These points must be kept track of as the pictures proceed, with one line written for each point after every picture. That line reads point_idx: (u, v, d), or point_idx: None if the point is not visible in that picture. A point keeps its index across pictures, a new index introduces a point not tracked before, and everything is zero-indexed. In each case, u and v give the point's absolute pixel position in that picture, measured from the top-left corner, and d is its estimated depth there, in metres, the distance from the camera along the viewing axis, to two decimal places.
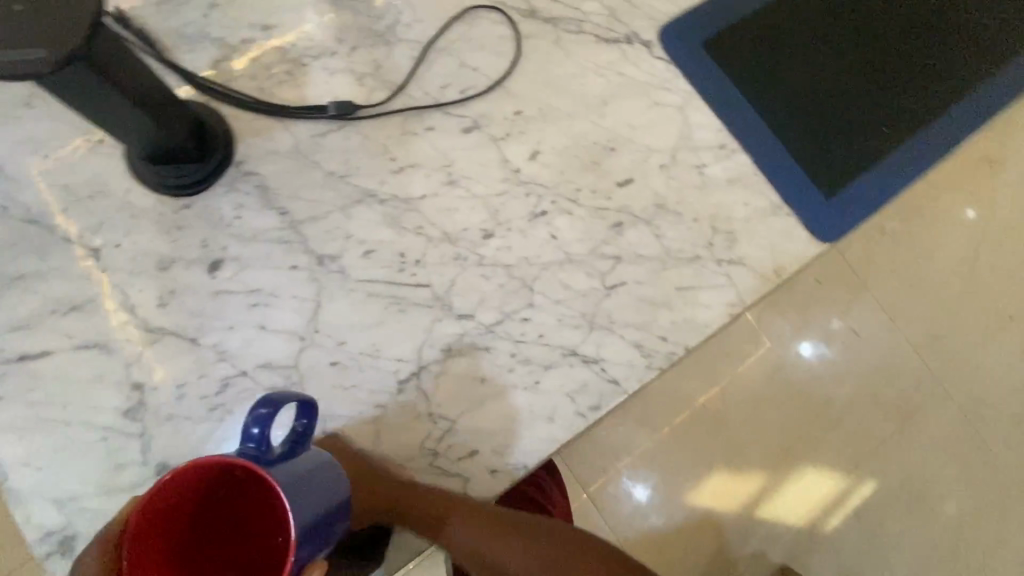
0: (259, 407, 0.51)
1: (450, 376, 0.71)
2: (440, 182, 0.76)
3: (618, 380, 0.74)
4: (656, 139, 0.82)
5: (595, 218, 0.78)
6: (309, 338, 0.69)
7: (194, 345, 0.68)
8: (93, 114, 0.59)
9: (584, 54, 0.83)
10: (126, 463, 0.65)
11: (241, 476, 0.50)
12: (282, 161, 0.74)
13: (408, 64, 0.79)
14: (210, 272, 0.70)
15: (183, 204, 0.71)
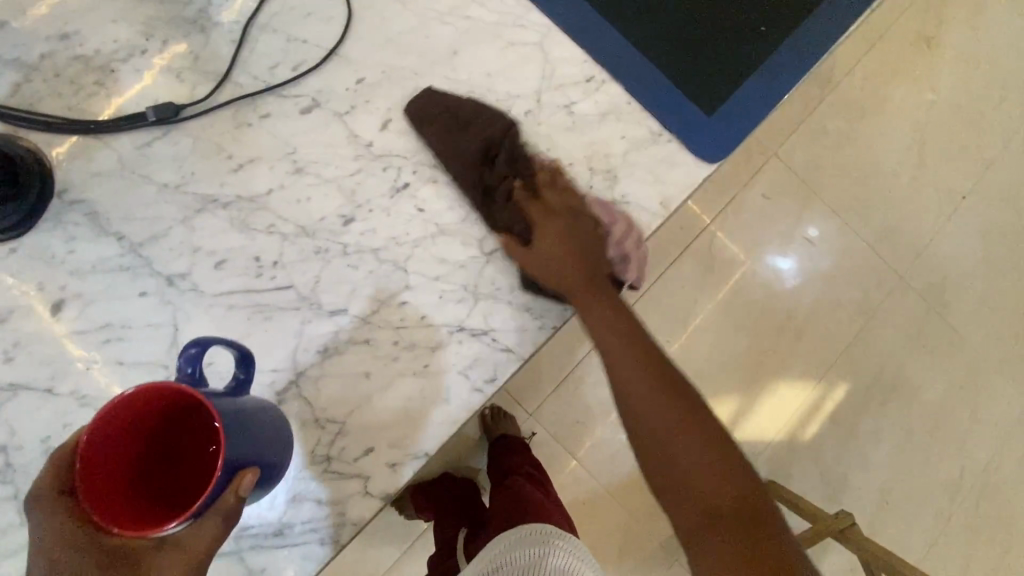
0: (191, 348, 0.51)
1: (331, 377, 0.67)
2: (286, 172, 0.71)
3: (511, 347, 0.70)
4: (516, 83, 0.76)
5: (462, 181, 0.73)
6: (174, 365, 0.66)
7: (52, 394, 0.64)
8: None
9: (424, 3, 0.76)
10: (4, 528, 0.62)
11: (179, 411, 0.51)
12: (108, 182, 0.68)
13: (230, 50, 0.72)
14: (54, 314, 0.65)
15: (8, 248, 0.66)
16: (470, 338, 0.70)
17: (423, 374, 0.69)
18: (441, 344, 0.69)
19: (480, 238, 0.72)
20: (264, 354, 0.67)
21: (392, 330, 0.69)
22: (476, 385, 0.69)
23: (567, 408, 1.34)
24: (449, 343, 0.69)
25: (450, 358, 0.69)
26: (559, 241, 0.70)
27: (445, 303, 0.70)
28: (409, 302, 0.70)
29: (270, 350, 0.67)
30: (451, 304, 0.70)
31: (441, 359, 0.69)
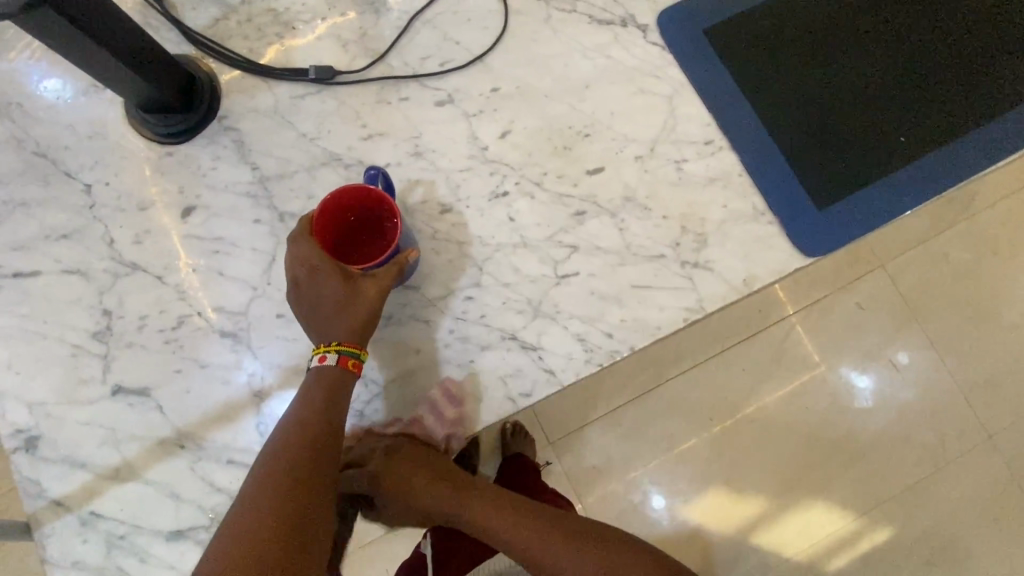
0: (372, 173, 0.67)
1: (386, 343, 0.72)
2: (405, 153, 0.77)
3: (554, 370, 0.72)
4: (636, 129, 0.78)
5: (557, 204, 0.76)
6: (261, 289, 0.73)
7: (160, 281, 0.73)
8: (79, 64, 0.64)
9: (573, 35, 0.81)
10: (88, 379, 0.71)
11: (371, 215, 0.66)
12: (260, 120, 0.77)
13: (393, 34, 0.80)
14: (183, 216, 0.75)
15: (167, 151, 0.76)
16: (519, 349, 0.72)
17: (466, 367, 0.72)
18: (491, 345, 0.72)
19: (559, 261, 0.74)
20: None
21: (451, 319, 0.73)
22: (510, 395, 0.71)
23: (589, 451, 1.33)
24: (498, 347, 0.72)
25: (494, 362, 0.72)
26: (424, 452, 0.74)
27: (507, 311, 0.73)
28: (474, 298, 0.73)
29: None
30: (512, 312, 0.73)
31: (487, 360, 0.72)
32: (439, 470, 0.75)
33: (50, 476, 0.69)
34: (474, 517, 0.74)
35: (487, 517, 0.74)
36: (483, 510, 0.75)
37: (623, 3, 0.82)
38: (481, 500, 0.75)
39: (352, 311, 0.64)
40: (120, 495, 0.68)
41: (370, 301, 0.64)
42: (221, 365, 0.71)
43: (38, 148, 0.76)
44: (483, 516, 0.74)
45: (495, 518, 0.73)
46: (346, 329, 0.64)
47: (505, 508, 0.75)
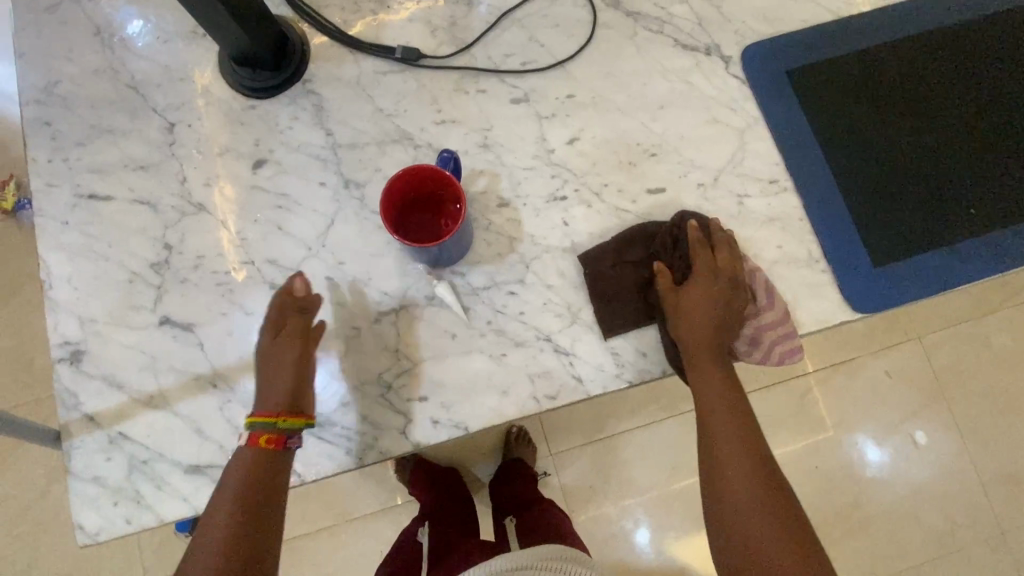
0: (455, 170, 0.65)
1: (424, 323, 0.74)
2: (474, 143, 0.79)
3: (583, 379, 0.72)
4: (702, 156, 0.78)
5: (613, 216, 0.76)
6: (315, 250, 0.75)
7: (222, 225, 0.76)
8: (192, 10, 0.67)
9: (656, 56, 0.82)
10: (140, 306, 0.73)
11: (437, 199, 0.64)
12: (341, 89, 0.80)
13: (481, 27, 0.82)
14: (254, 167, 0.78)
15: (250, 104, 0.80)
16: (552, 352, 0.73)
17: (497, 360, 0.72)
18: (524, 343, 0.73)
19: (609, 251, 0.74)
20: (383, 277, 0.75)
21: (490, 310, 0.74)
22: (535, 394, 0.72)
23: (592, 468, 1.32)
24: (531, 345, 0.73)
25: (525, 359, 0.72)
26: (716, 282, 0.70)
27: (545, 312, 0.74)
28: (516, 294, 0.74)
29: (390, 276, 0.75)
30: (551, 314, 0.74)
31: (518, 356, 0.72)
32: (703, 308, 0.69)
33: (88, 391, 0.71)
34: (685, 327, 0.69)
35: (691, 332, 0.69)
36: (694, 316, 0.69)
37: (710, 32, 0.83)
38: (703, 311, 0.69)
39: (275, 380, 0.67)
40: (149, 421, 0.71)
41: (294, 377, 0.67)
42: (263, 315, 0.73)
43: (131, 81, 0.80)
44: (693, 317, 0.69)
45: (707, 328, 0.69)
46: (264, 398, 0.67)
47: (713, 350, 0.69)
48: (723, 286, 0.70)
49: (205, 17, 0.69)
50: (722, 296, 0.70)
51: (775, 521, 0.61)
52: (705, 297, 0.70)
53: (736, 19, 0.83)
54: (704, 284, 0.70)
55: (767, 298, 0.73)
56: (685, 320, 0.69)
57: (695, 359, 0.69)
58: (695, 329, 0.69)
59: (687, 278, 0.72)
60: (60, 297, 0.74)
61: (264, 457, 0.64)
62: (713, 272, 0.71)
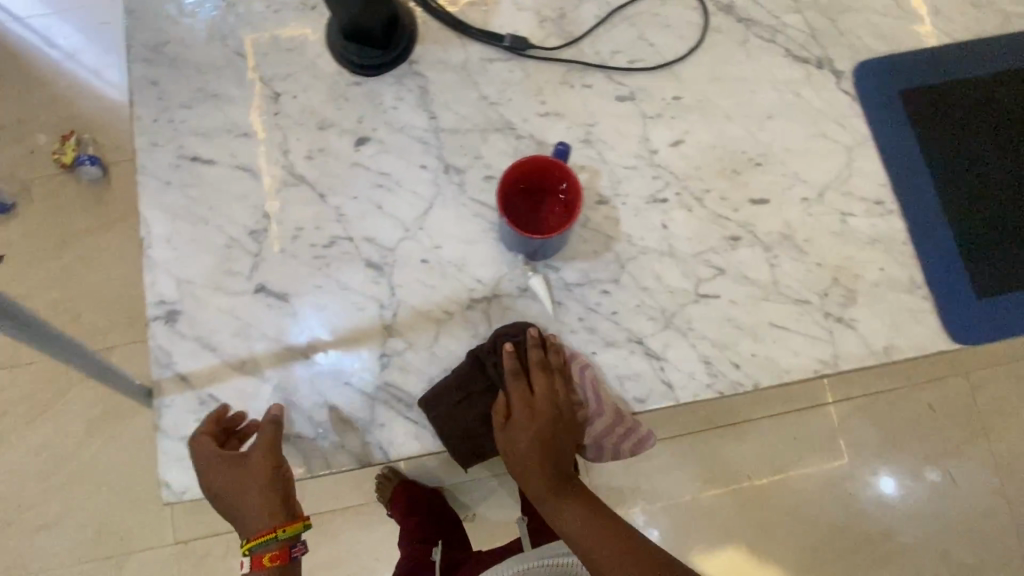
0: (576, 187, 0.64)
1: (515, 314, 0.73)
2: (577, 137, 0.78)
3: (673, 385, 0.71)
4: (808, 171, 0.77)
5: (713, 224, 0.75)
6: (412, 232, 0.75)
7: (321, 199, 0.76)
8: None
9: (766, 65, 0.80)
10: (237, 272, 0.74)
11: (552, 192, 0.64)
12: (447, 72, 0.80)
13: (591, 21, 0.81)
14: (357, 144, 0.78)
15: (355, 81, 0.79)
16: (643, 355, 0.72)
17: (587, 358, 0.72)
18: (616, 344, 0.72)
19: (454, 386, 0.70)
20: (477, 264, 0.74)
21: (583, 307, 0.73)
22: (624, 396, 0.71)
23: None
24: (622, 347, 0.72)
25: (615, 360, 0.72)
26: (533, 415, 0.68)
27: (639, 314, 0.73)
28: (610, 294, 0.73)
29: (484, 264, 0.74)
30: (644, 317, 0.73)
31: (609, 356, 0.72)
32: (540, 438, 0.68)
33: (182, 352, 0.72)
34: (516, 457, 0.69)
35: (530, 465, 0.69)
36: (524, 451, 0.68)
37: (823, 45, 0.81)
38: (525, 439, 0.68)
39: (253, 504, 0.66)
40: (240, 387, 0.71)
41: (264, 493, 0.67)
42: (358, 292, 0.74)
43: (239, 48, 0.80)
44: (517, 449, 0.68)
45: (534, 459, 0.68)
46: (251, 520, 0.67)
47: (543, 468, 0.68)
48: (546, 409, 0.68)
49: None
50: (546, 417, 0.68)
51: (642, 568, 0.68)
52: (525, 433, 0.68)
53: (850, 33, 0.82)
54: (524, 415, 0.68)
55: (596, 403, 0.70)
56: (514, 449, 0.68)
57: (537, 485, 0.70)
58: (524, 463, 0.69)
59: (514, 410, 0.69)
60: (159, 256, 0.74)
61: (266, 572, 0.65)
62: (529, 398, 0.68)
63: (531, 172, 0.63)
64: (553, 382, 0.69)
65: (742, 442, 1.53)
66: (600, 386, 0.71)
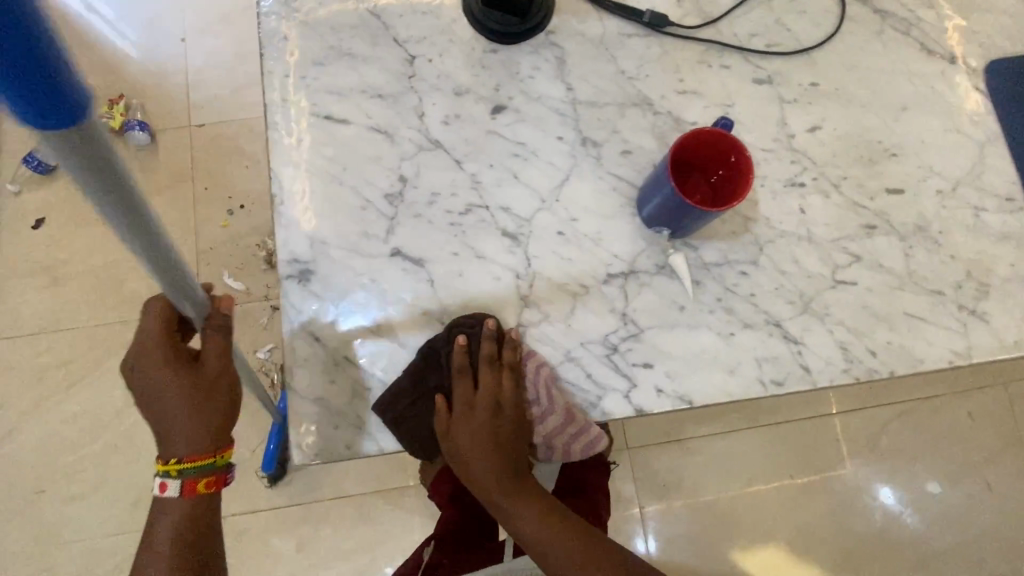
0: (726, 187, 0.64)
1: (653, 291, 0.72)
2: (715, 117, 0.77)
3: (810, 369, 0.71)
4: (942, 163, 0.77)
5: (849, 211, 0.75)
6: (548, 203, 0.74)
7: (457, 166, 0.75)
8: None
9: (901, 57, 0.80)
10: (372, 235, 0.73)
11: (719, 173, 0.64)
12: (585, 45, 0.78)
13: (729, 2, 0.81)
14: (493, 112, 0.76)
15: (491, 48, 0.78)
16: (780, 338, 0.72)
17: (725, 339, 0.71)
18: (754, 326, 0.72)
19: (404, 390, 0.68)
20: (615, 239, 0.74)
21: (722, 288, 0.73)
22: (762, 378, 0.71)
23: None
24: (760, 329, 0.72)
25: (754, 342, 0.72)
26: (481, 414, 0.68)
27: (777, 297, 0.73)
28: (748, 276, 0.73)
29: (622, 239, 0.74)
30: (782, 300, 0.73)
31: (747, 337, 0.72)
32: (488, 433, 0.68)
33: (316, 313, 0.70)
34: (460, 455, 0.70)
35: (474, 462, 0.70)
36: (467, 452, 0.69)
37: (956, 40, 0.81)
38: (468, 439, 0.69)
39: (172, 427, 0.66)
40: (374, 351, 0.70)
41: (190, 417, 0.65)
42: (495, 261, 0.73)
43: (373, 8, 0.78)
44: (469, 440, 0.69)
45: (476, 456, 0.69)
46: (187, 445, 0.66)
47: (490, 462, 0.69)
48: (488, 404, 0.68)
49: None
50: (490, 416, 0.68)
51: (575, 543, 0.73)
52: (469, 430, 0.69)
53: (982, 30, 0.82)
54: (469, 416, 0.69)
55: (548, 403, 0.70)
56: (458, 447, 0.70)
57: (483, 483, 0.71)
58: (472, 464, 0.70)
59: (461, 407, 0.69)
60: (292, 214, 0.73)
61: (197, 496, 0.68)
62: (484, 400, 0.68)
63: (693, 162, 0.64)
64: (500, 378, 0.69)
65: (792, 440, 1.51)
66: (555, 385, 0.70)
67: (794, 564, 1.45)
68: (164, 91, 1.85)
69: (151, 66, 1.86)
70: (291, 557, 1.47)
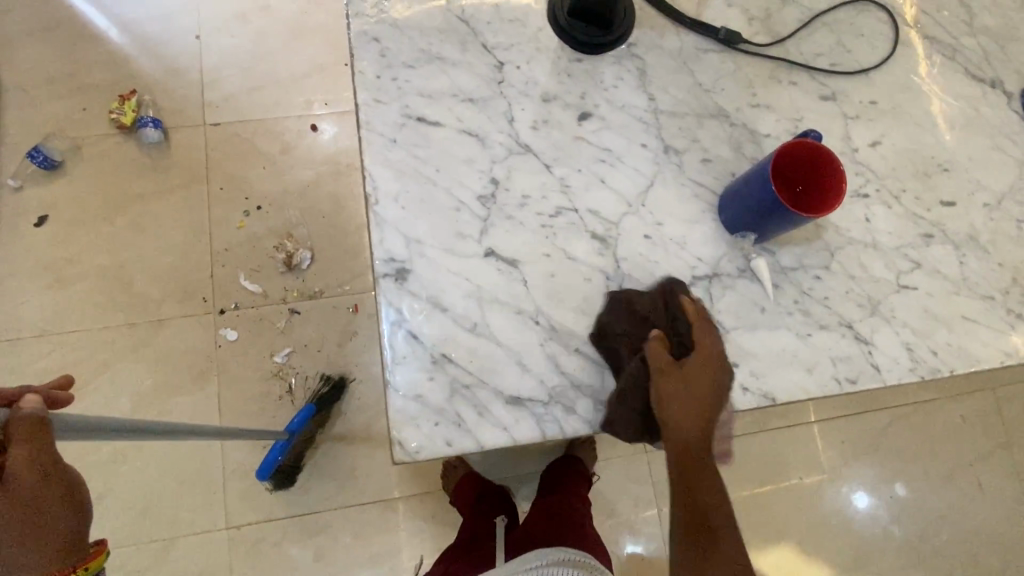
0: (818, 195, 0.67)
1: (735, 293, 0.76)
2: (786, 130, 0.82)
3: (880, 368, 0.76)
4: (988, 179, 0.84)
5: (909, 221, 0.81)
6: (634, 207, 0.77)
7: (547, 170, 0.77)
8: None
9: (948, 80, 0.87)
10: (466, 235, 0.74)
11: (809, 186, 0.68)
12: (664, 58, 0.82)
13: (794, 24, 0.86)
14: (579, 119, 0.79)
15: (576, 57, 0.81)
16: (852, 338, 0.76)
17: (803, 339, 0.75)
18: (828, 327, 0.76)
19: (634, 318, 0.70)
20: (698, 243, 0.77)
21: (798, 290, 0.77)
22: (837, 376, 0.75)
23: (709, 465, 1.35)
24: (834, 330, 0.76)
25: (829, 342, 0.76)
26: (702, 372, 0.67)
27: (848, 300, 0.77)
28: (822, 280, 0.77)
29: (704, 243, 0.77)
30: (852, 303, 0.77)
31: (823, 338, 0.76)
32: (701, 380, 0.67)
33: (414, 311, 0.71)
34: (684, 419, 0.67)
35: (676, 407, 0.67)
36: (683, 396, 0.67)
37: (995, 68, 0.89)
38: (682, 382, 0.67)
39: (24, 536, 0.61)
40: (471, 349, 0.71)
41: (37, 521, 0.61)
42: (587, 262, 0.75)
43: (460, 14, 0.80)
44: (677, 387, 0.67)
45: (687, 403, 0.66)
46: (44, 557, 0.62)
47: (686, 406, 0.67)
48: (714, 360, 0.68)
49: None
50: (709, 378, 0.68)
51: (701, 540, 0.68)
52: (691, 381, 0.67)
53: (1017, 60, 0.90)
54: (679, 375, 0.67)
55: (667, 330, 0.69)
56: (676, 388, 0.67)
57: (674, 424, 0.67)
58: (682, 406, 0.66)
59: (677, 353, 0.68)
60: (386, 214, 0.73)
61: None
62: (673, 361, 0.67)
63: (792, 175, 0.68)
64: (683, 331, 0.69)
65: (794, 445, 1.55)
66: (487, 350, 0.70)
67: (806, 562, 1.49)
68: (178, 88, 1.80)
69: (163, 62, 1.82)
70: (311, 566, 1.43)
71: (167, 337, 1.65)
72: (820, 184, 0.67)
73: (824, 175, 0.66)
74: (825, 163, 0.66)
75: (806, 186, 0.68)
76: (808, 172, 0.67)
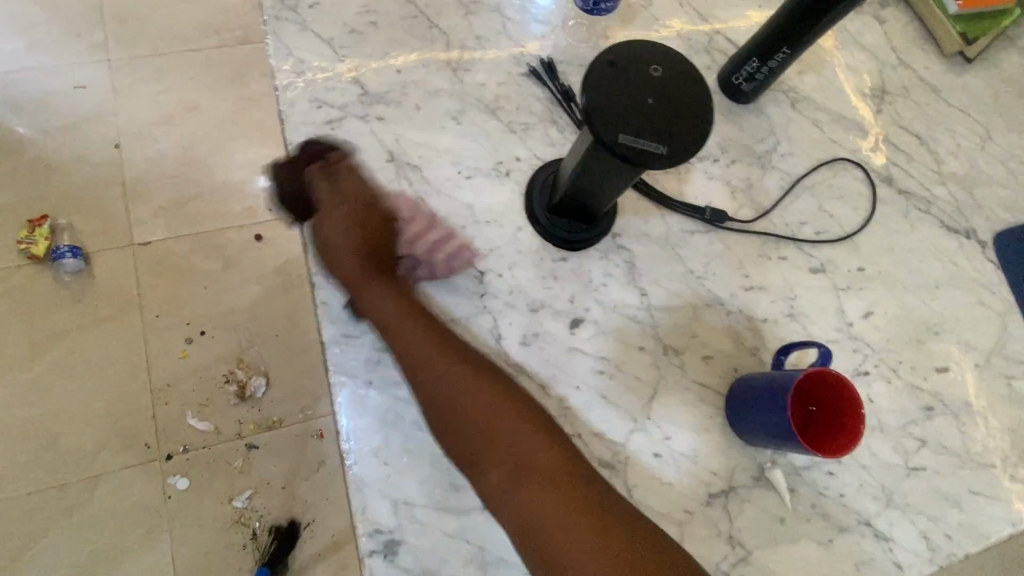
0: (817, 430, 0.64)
1: (753, 506, 0.71)
2: (781, 311, 0.79)
3: (902, 565, 0.73)
4: (975, 337, 0.84)
5: (910, 395, 0.79)
6: (640, 422, 0.71)
7: (542, 392, 0.71)
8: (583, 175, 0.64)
9: (927, 233, 0.87)
10: (461, 485, 0.65)
11: (822, 416, 0.64)
12: (652, 246, 0.77)
13: (775, 190, 0.83)
14: (571, 326, 0.73)
15: (561, 255, 0.75)
16: (872, 537, 0.73)
17: (825, 547, 0.72)
18: (848, 528, 0.73)
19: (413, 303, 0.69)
20: (710, 454, 0.72)
21: (814, 492, 0.73)
22: None
23: None
24: (854, 530, 0.73)
25: (851, 546, 0.72)
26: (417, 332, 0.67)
27: (863, 494, 0.74)
28: (835, 475, 0.74)
29: (717, 453, 0.72)
30: (868, 497, 0.75)
31: (844, 542, 0.72)
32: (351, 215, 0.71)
33: None
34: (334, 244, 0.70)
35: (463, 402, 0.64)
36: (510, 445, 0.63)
37: (967, 216, 0.89)
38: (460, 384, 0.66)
39: None
40: None
41: None
42: None
43: (431, 219, 0.73)
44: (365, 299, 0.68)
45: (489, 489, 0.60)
46: None
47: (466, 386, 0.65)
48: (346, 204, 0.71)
49: (592, 179, 0.65)
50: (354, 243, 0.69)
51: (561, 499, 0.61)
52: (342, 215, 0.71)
53: (986, 204, 0.90)
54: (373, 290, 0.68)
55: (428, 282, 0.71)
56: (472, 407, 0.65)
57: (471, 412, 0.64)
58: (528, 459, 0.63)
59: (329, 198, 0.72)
60: (368, 474, 0.64)
61: None
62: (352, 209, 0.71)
63: (811, 396, 0.65)
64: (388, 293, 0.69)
65: None
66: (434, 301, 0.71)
67: None
68: None
69: None
70: None
71: (85, 518, 1.08)
72: (831, 430, 0.62)
73: (840, 421, 0.62)
74: (849, 416, 0.61)
75: (814, 410, 0.65)
76: (831, 407, 0.63)
